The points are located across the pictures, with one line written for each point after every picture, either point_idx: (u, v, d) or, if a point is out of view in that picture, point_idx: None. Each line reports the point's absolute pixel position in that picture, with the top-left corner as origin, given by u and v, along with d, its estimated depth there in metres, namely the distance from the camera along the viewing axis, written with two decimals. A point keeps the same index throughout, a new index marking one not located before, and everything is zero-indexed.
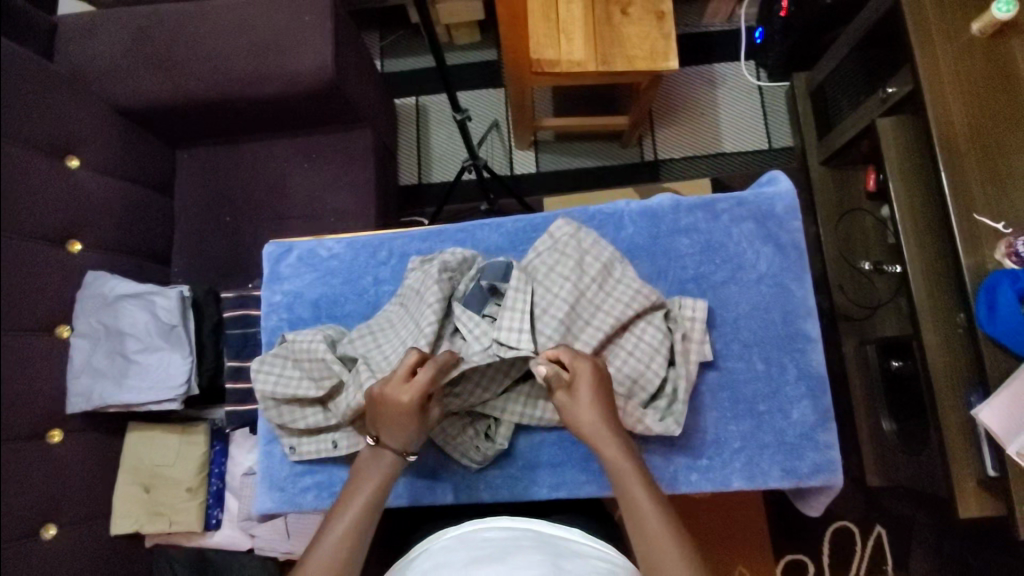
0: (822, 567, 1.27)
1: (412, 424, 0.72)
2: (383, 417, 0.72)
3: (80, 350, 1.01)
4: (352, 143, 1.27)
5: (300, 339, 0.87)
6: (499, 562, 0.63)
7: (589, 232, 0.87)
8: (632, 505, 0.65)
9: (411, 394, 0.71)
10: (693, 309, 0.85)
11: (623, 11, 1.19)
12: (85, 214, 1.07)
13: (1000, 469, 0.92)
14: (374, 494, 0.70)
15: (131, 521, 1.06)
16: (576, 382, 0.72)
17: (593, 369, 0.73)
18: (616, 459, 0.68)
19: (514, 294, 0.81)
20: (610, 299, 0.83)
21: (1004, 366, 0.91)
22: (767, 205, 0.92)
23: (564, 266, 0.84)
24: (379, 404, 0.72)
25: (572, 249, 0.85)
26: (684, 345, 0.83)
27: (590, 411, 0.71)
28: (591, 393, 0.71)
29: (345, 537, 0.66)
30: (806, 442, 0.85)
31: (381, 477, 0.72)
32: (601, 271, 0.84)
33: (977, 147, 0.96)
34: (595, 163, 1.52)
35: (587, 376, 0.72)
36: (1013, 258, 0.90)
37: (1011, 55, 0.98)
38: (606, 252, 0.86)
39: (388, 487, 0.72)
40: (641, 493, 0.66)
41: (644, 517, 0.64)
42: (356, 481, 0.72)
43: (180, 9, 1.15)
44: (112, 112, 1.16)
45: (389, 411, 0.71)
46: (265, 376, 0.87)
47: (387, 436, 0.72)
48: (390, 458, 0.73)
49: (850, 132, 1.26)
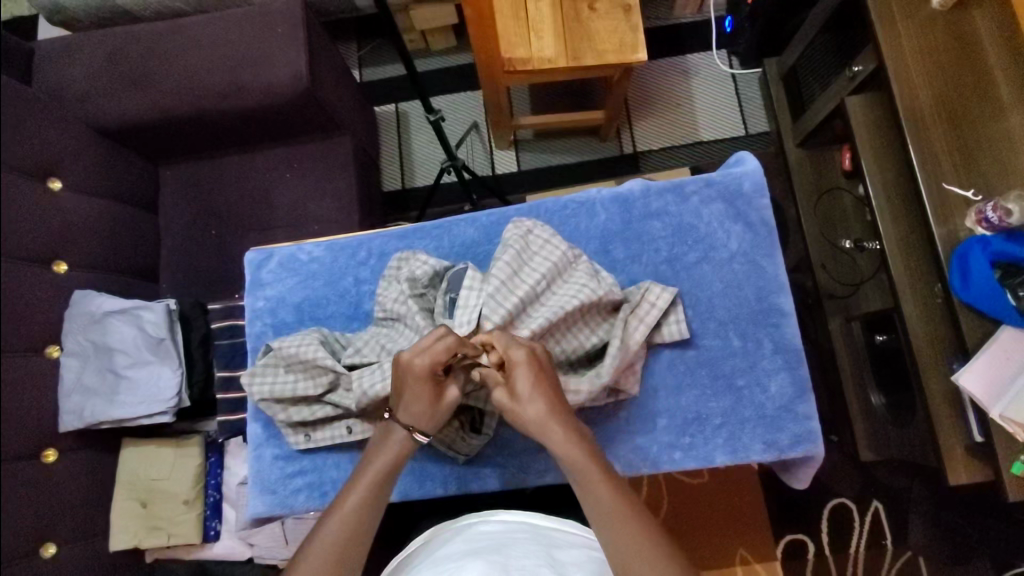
0: (822, 546, 1.27)
1: (430, 394, 0.71)
2: (404, 391, 0.71)
3: (70, 368, 1.02)
4: (332, 151, 1.28)
5: (289, 344, 0.87)
6: (495, 552, 0.64)
7: (541, 232, 0.86)
8: (593, 500, 0.63)
9: (423, 360, 0.69)
10: (654, 300, 0.85)
11: (591, 7, 1.20)
12: (70, 234, 1.08)
13: (985, 434, 0.93)
14: (377, 479, 0.69)
15: (131, 536, 1.06)
16: (512, 371, 0.68)
17: (530, 356, 0.69)
18: (565, 452, 0.66)
19: (467, 296, 0.81)
20: (564, 296, 0.82)
21: (982, 332, 0.92)
22: (735, 184, 0.93)
23: (500, 261, 0.81)
24: (398, 371, 0.70)
25: (521, 247, 0.83)
26: (629, 314, 0.84)
27: (529, 397, 0.68)
28: (528, 387, 0.68)
29: (342, 525, 0.65)
30: (785, 414, 0.86)
31: (393, 457, 0.70)
32: (555, 267, 0.84)
33: (943, 119, 0.97)
34: (576, 159, 1.54)
35: (523, 364, 0.68)
36: (984, 224, 0.91)
37: (974, 24, 0.99)
38: (562, 250, 0.85)
39: (397, 470, 0.71)
40: (598, 485, 0.63)
41: (608, 512, 0.62)
42: (360, 467, 0.70)
43: (154, 28, 1.17)
44: (92, 134, 1.18)
45: (406, 377, 0.70)
46: (261, 384, 0.88)
47: (401, 411, 0.71)
48: (399, 438, 0.71)
49: (822, 113, 1.28)
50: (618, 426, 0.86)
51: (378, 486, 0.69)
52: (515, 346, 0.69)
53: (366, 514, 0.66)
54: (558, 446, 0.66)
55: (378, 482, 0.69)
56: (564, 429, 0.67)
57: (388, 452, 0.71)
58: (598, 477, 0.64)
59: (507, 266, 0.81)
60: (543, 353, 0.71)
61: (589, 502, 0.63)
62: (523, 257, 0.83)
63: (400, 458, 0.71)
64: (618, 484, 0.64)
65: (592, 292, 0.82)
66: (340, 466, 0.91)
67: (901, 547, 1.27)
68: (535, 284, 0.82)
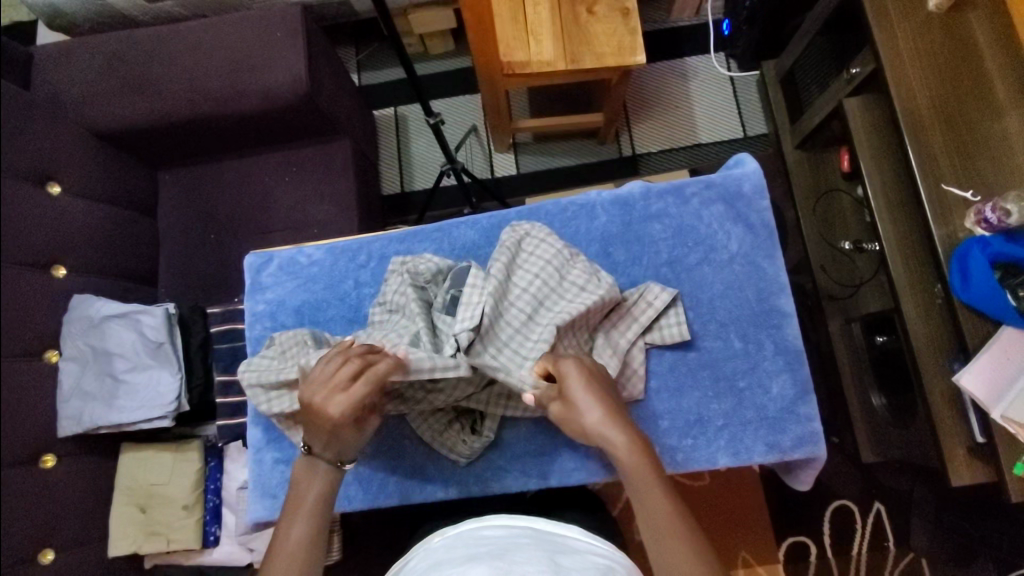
0: (824, 548, 1.27)
1: (348, 429, 0.69)
2: (317, 427, 0.68)
3: (68, 372, 1.02)
4: (332, 154, 1.28)
5: (287, 337, 0.88)
6: (497, 558, 0.64)
7: (535, 232, 0.87)
8: (646, 505, 0.63)
9: (343, 408, 0.66)
10: (652, 299, 0.86)
11: (589, 10, 1.20)
12: (69, 238, 1.08)
13: (987, 435, 0.92)
14: (316, 508, 0.69)
15: (129, 542, 1.06)
16: (564, 381, 0.68)
17: (582, 369, 0.69)
18: (630, 464, 0.64)
19: (471, 293, 0.80)
20: (572, 303, 0.81)
21: (983, 333, 0.92)
22: (735, 186, 0.93)
23: (497, 262, 0.82)
24: (314, 418, 0.67)
25: (513, 251, 0.84)
26: (619, 318, 0.86)
27: (591, 409, 0.66)
28: (584, 396, 0.67)
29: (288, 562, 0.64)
30: (787, 415, 0.86)
31: (320, 489, 0.70)
32: (552, 264, 0.84)
33: (941, 120, 0.97)
34: (575, 161, 1.54)
35: (576, 374, 0.68)
36: (983, 225, 0.91)
37: (967, 26, 1.00)
38: (558, 251, 0.85)
39: (329, 500, 0.70)
40: (658, 498, 0.63)
41: (665, 528, 0.61)
42: (292, 496, 0.70)
43: (152, 33, 1.17)
44: (91, 138, 1.18)
45: (322, 423, 0.68)
46: (255, 371, 0.85)
47: (320, 446, 0.71)
48: (325, 469, 0.71)
49: (821, 114, 1.28)
50: None
51: (315, 519, 0.68)
52: (565, 361, 0.69)
53: (314, 537, 0.67)
54: (621, 452, 0.65)
55: (317, 505, 0.69)
56: (625, 434, 0.65)
57: (318, 481, 0.71)
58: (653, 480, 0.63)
59: (501, 266, 0.82)
60: (592, 362, 0.72)
61: (644, 508, 0.63)
62: (519, 258, 0.85)
63: (330, 489, 0.71)
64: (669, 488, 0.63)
65: (597, 296, 0.81)
66: None
67: (903, 549, 1.26)
68: (532, 285, 0.83)
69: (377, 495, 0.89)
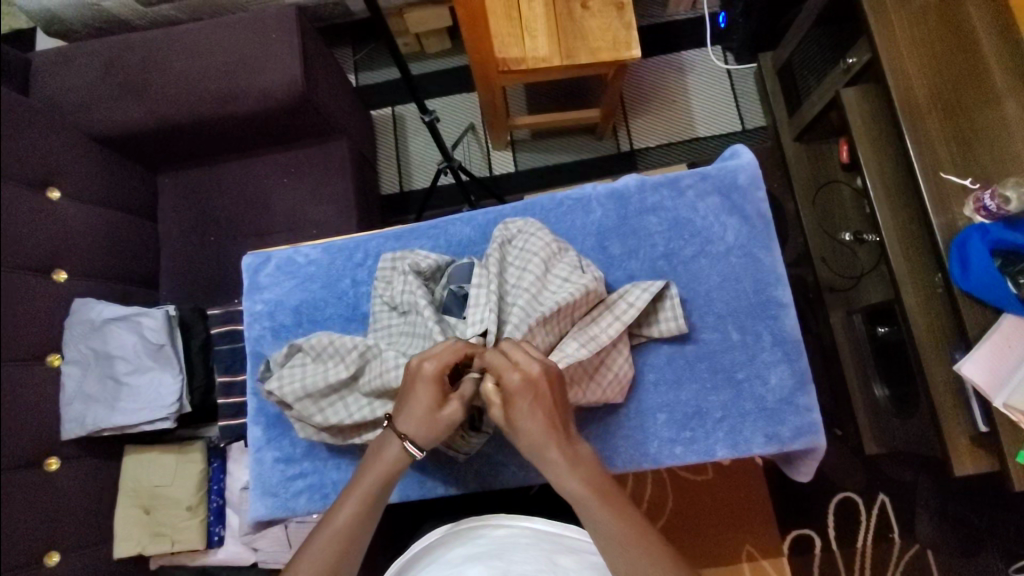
0: (828, 540, 1.26)
1: (429, 405, 0.70)
2: (406, 396, 0.71)
3: (71, 375, 1.03)
4: (330, 154, 1.29)
5: (311, 344, 0.87)
6: (496, 557, 0.66)
7: (516, 222, 0.90)
8: (596, 530, 0.65)
9: (435, 365, 0.69)
10: (634, 300, 0.83)
11: (584, 6, 1.20)
12: (68, 243, 1.09)
13: (990, 423, 0.91)
14: (368, 498, 0.69)
15: (134, 543, 1.06)
16: (506, 392, 0.66)
17: (527, 380, 0.66)
18: (563, 479, 0.66)
19: (478, 295, 0.82)
20: (553, 296, 0.82)
21: (982, 322, 0.91)
22: (730, 177, 0.93)
23: (490, 261, 0.85)
24: (408, 379, 0.71)
25: (498, 259, 0.85)
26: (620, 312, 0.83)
27: (528, 418, 0.67)
28: (524, 411, 0.66)
29: (324, 554, 0.66)
30: (786, 406, 0.86)
31: (380, 475, 0.71)
32: (542, 257, 0.85)
33: (938, 109, 0.96)
34: (574, 157, 1.54)
35: (517, 391, 0.66)
36: (983, 212, 0.90)
37: (965, 12, 0.99)
38: (547, 243, 0.86)
39: (387, 488, 0.71)
40: (602, 513, 0.65)
41: (619, 540, 0.64)
42: (355, 478, 0.72)
43: (149, 38, 1.17)
44: (91, 142, 1.19)
45: (414, 385, 0.70)
46: (284, 381, 0.85)
47: (399, 420, 0.71)
48: (394, 454, 0.71)
49: (818, 105, 1.27)
50: (619, 421, 0.86)
51: (371, 503, 0.70)
52: (513, 371, 0.66)
53: (358, 527, 0.68)
54: (561, 472, 0.66)
55: (370, 496, 0.70)
56: (559, 450, 0.67)
57: (384, 465, 0.71)
58: (601, 505, 0.65)
59: (496, 258, 0.85)
60: (540, 364, 0.67)
61: (589, 523, 0.65)
62: (510, 254, 0.88)
63: (393, 475, 0.71)
64: (629, 516, 0.65)
65: (580, 287, 0.81)
66: (340, 468, 0.91)
67: (909, 540, 1.25)
68: (533, 279, 0.83)
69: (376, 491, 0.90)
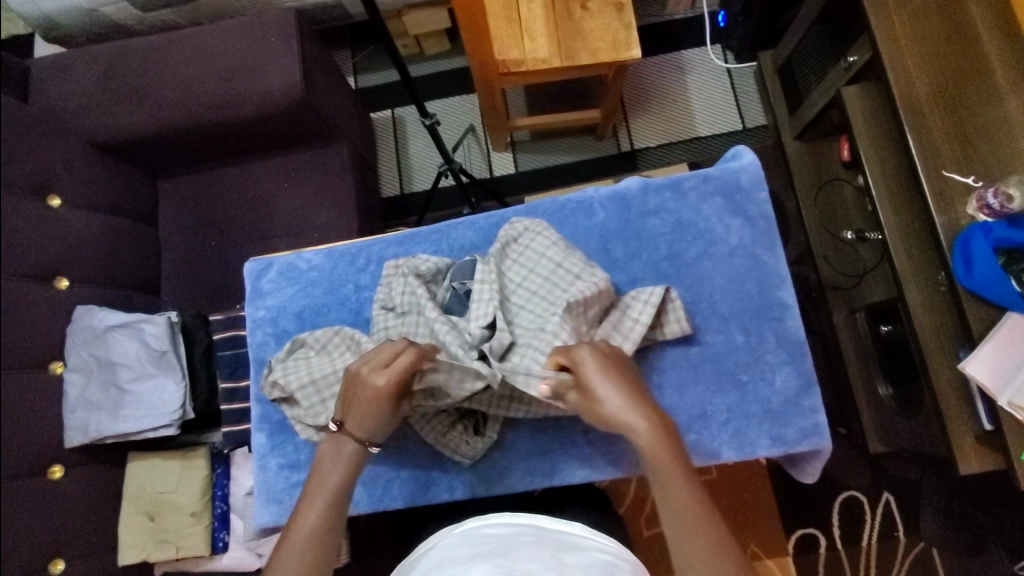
0: (833, 539, 1.26)
1: (386, 407, 0.72)
2: (357, 400, 0.72)
3: (73, 383, 1.01)
4: (331, 158, 1.29)
5: (317, 337, 0.89)
6: (501, 556, 0.64)
7: (519, 220, 0.90)
8: (668, 504, 0.63)
9: (388, 375, 0.70)
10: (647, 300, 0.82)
11: (583, 7, 1.20)
12: (69, 251, 1.09)
13: (995, 422, 0.91)
14: (337, 497, 0.70)
15: (139, 550, 1.06)
16: (578, 368, 0.69)
17: (594, 354, 0.70)
18: (648, 444, 0.65)
19: (481, 288, 0.83)
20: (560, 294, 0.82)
21: (987, 320, 0.91)
22: (732, 179, 0.93)
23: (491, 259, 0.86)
24: (355, 387, 0.72)
25: (497, 258, 0.86)
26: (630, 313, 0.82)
27: (606, 387, 0.67)
28: (600, 382, 0.68)
29: (301, 554, 0.65)
30: (792, 408, 0.86)
31: (339, 474, 0.71)
32: (551, 257, 0.85)
33: (940, 107, 0.96)
34: (575, 157, 1.53)
35: (588, 360, 0.69)
36: (986, 211, 0.89)
37: (967, 10, 0.99)
38: (553, 242, 0.86)
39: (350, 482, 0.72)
40: (676, 487, 0.63)
41: (683, 514, 0.62)
42: (313, 480, 0.72)
43: (146, 44, 1.17)
44: (90, 149, 1.19)
45: (368, 394, 0.71)
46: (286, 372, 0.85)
47: (353, 424, 0.72)
48: (352, 451, 0.73)
49: (820, 102, 1.27)
50: None
51: (337, 500, 0.70)
52: (578, 348, 0.70)
53: (329, 524, 0.68)
54: (642, 437, 0.65)
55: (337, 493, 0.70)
56: (645, 419, 0.66)
57: (343, 464, 0.72)
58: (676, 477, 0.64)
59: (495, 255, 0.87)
60: (605, 346, 0.72)
61: (661, 490, 0.64)
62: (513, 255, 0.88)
63: (353, 473, 0.72)
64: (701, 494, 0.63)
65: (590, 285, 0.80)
66: None
67: (913, 538, 1.25)
68: (540, 280, 0.85)
69: (382, 498, 0.89)
